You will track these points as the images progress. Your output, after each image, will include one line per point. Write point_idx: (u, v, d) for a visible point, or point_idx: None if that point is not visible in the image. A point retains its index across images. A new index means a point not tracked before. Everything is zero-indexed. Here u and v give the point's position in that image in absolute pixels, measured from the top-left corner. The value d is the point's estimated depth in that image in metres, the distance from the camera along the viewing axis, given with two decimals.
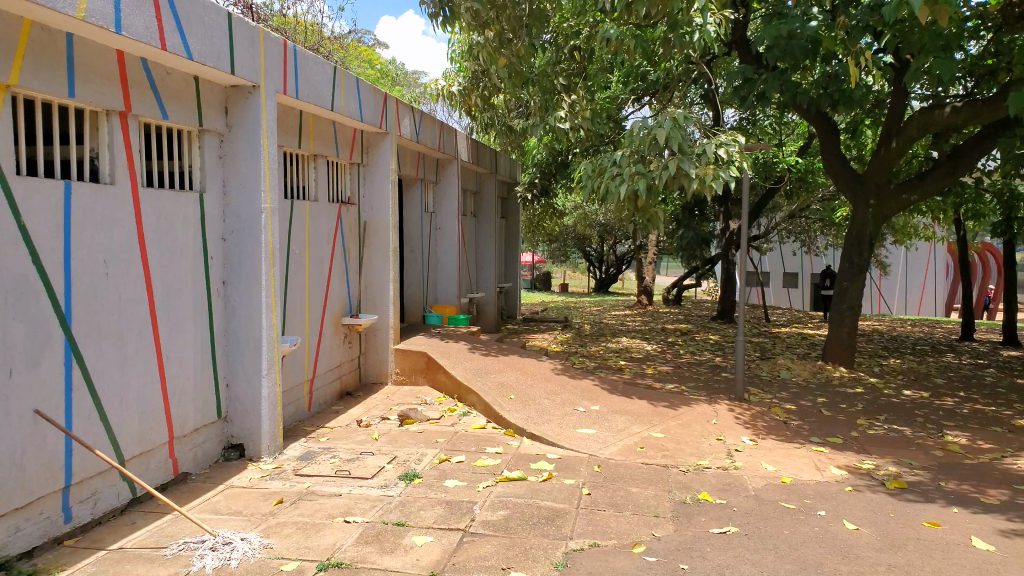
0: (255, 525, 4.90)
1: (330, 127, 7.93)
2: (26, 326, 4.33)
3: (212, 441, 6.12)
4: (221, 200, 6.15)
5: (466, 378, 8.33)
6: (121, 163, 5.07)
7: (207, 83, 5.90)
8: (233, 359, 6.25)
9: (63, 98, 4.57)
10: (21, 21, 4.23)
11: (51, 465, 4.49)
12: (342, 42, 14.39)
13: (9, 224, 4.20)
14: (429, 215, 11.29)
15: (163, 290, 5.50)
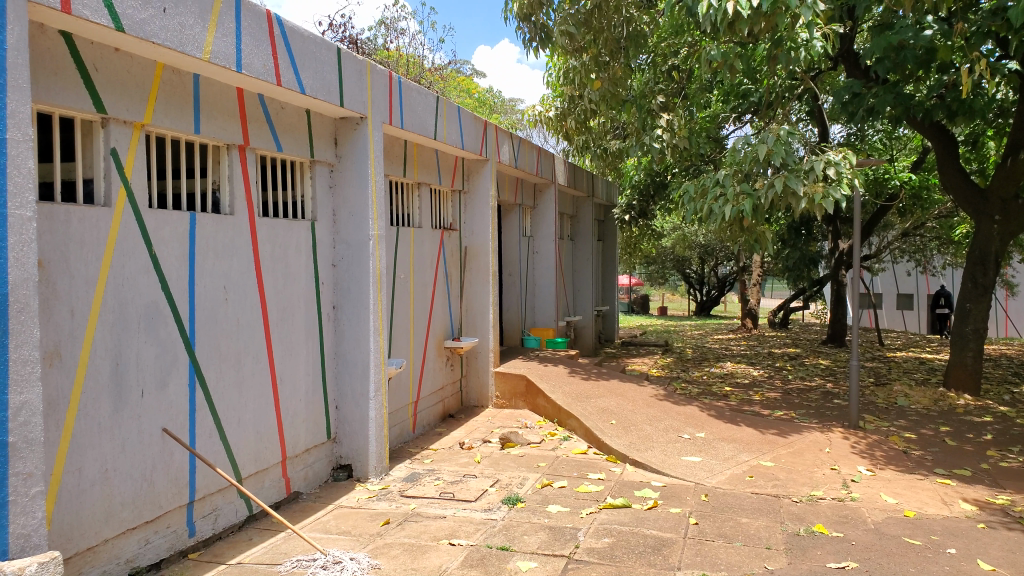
0: (363, 545, 4.99)
1: (432, 156, 8.14)
2: (157, 349, 4.60)
3: (322, 461, 6.31)
4: (331, 228, 6.39)
5: (566, 402, 8.26)
6: (241, 194, 5.34)
7: (318, 116, 6.17)
8: (342, 381, 6.44)
9: (189, 135, 4.87)
10: (153, 65, 4.56)
11: (177, 481, 4.74)
12: (441, 73, 14.90)
13: (143, 254, 4.51)
14: (527, 240, 11.36)
15: (277, 314, 5.73)
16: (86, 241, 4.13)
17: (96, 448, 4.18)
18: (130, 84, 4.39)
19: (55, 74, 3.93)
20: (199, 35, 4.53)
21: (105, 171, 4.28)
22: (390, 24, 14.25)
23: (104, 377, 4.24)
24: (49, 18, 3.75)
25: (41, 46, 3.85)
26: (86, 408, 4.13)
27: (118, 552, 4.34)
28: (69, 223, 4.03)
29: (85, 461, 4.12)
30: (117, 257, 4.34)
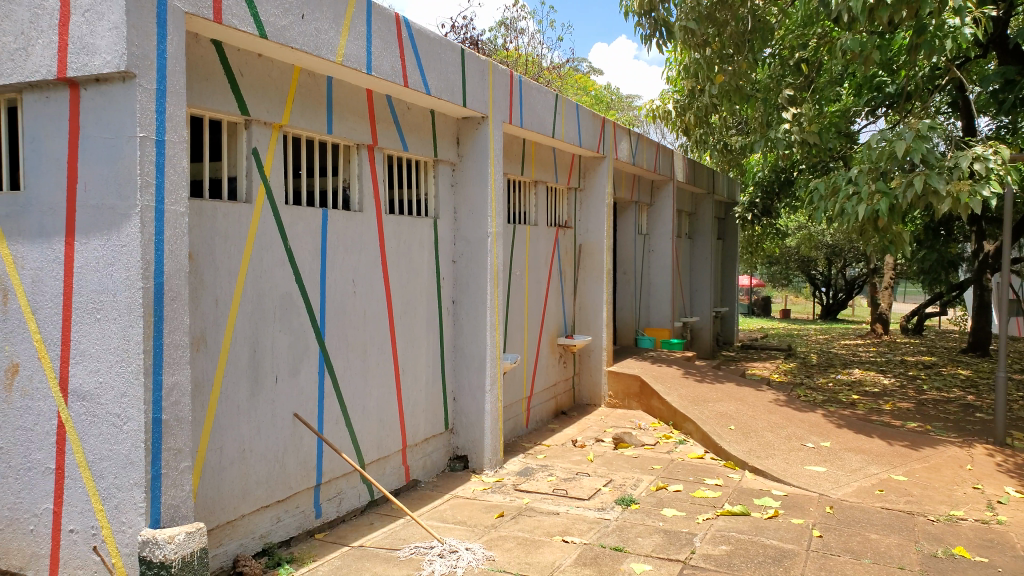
0: (478, 536, 5.08)
1: (550, 154, 8.18)
2: (290, 338, 4.86)
3: (440, 451, 6.47)
4: (451, 225, 6.53)
5: (683, 405, 8.08)
6: (369, 192, 5.56)
7: (442, 117, 6.34)
8: (460, 374, 6.58)
9: (323, 135, 5.11)
10: (291, 69, 4.81)
11: (306, 464, 5.00)
12: (560, 71, 15.00)
13: (279, 248, 4.78)
14: (643, 238, 11.22)
15: (400, 308, 5.93)
16: (229, 235, 4.42)
17: (235, 429, 4.47)
18: (271, 87, 4.66)
19: (206, 79, 4.23)
20: (333, 39, 4.74)
21: (247, 169, 4.56)
22: (509, 25, 14.44)
23: (243, 362, 4.53)
24: (202, 28, 4.04)
25: (195, 54, 4.15)
26: (227, 391, 4.42)
27: (253, 528, 4.61)
28: (215, 219, 4.33)
29: (226, 440, 4.41)
30: (256, 250, 4.62)
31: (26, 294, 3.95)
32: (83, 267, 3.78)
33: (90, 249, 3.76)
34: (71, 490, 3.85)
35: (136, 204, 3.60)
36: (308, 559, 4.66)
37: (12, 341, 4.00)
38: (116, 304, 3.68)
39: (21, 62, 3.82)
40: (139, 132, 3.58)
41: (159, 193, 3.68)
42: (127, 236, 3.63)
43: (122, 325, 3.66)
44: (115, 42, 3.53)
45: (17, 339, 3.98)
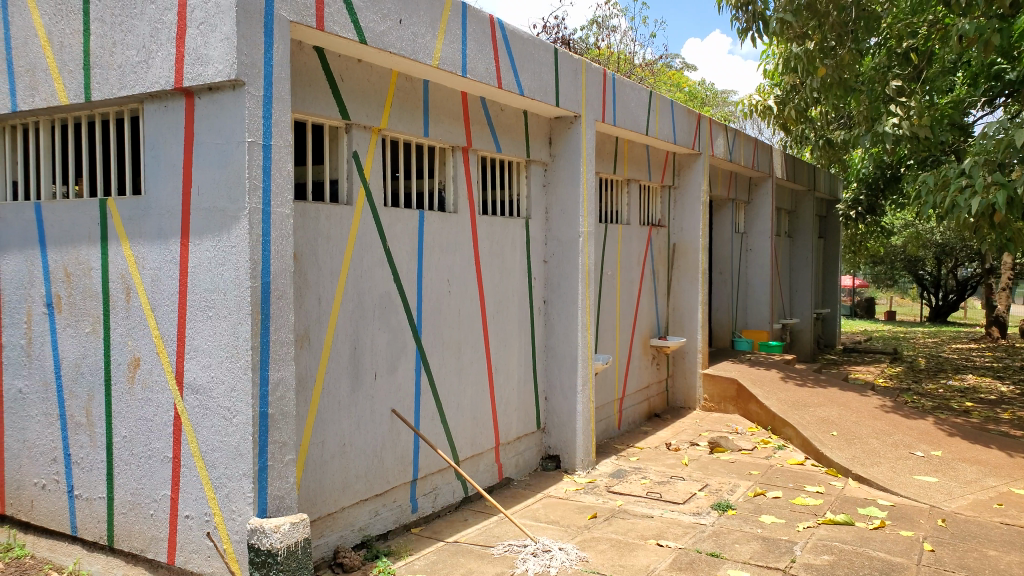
0: (571, 536, 5.07)
1: (643, 152, 8.08)
2: (388, 335, 4.99)
3: (532, 450, 6.50)
4: (543, 225, 6.55)
5: (782, 409, 7.82)
6: (463, 193, 5.63)
7: (535, 117, 6.36)
8: (552, 374, 6.58)
9: (419, 137, 5.20)
10: (389, 74, 4.93)
11: (403, 459, 5.11)
12: (653, 68, 14.82)
13: (378, 248, 4.90)
14: (740, 236, 10.94)
15: (493, 307, 5.98)
16: (331, 236, 4.57)
17: (336, 423, 4.61)
18: (370, 92, 4.79)
19: (310, 85, 4.38)
20: (429, 43, 4.82)
21: (348, 171, 4.71)
22: (602, 23, 14.35)
23: (343, 359, 4.66)
24: (307, 36, 4.19)
25: (299, 61, 4.31)
26: (329, 387, 4.56)
27: (352, 521, 4.74)
28: (319, 220, 4.48)
29: (327, 435, 4.55)
30: (356, 251, 4.75)
31: (146, 291, 4.19)
32: (197, 266, 3.98)
33: (204, 250, 3.95)
34: (186, 479, 4.06)
35: (245, 206, 3.77)
36: (405, 553, 4.76)
37: (134, 337, 4.25)
38: (227, 302, 3.86)
39: (142, 74, 4.05)
40: (248, 137, 3.75)
41: (266, 196, 3.83)
42: (237, 237, 3.80)
43: (233, 323, 3.84)
44: (226, 52, 3.70)
45: (138, 335, 4.23)
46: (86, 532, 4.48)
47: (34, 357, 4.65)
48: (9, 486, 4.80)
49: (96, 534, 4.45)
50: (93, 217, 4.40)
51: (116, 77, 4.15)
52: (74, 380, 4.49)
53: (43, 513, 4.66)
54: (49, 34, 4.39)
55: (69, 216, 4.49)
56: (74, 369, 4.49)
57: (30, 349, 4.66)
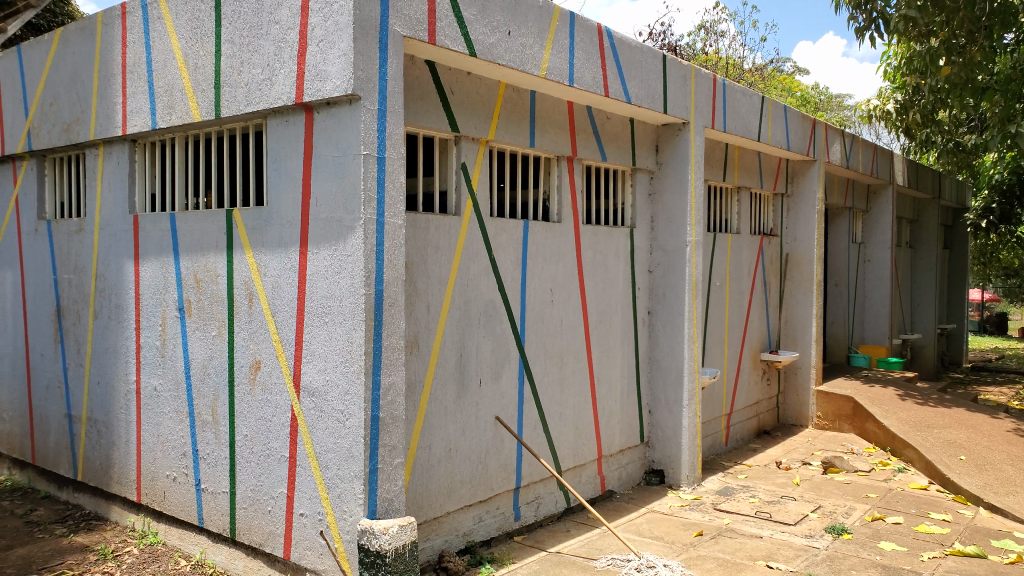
0: (676, 553, 4.96)
1: (755, 159, 7.85)
2: (493, 343, 5.05)
3: (635, 463, 6.41)
4: (648, 234, 6.46)
5: (903, 430, 7.40)
6: (568, 203, 5.63)
7: (641, 125, 6.30)
8: (656, 386, 6.47)
9: (526, 148, 5.25)
10: (497, 85, 5.00)
11: (506, 467, 5.14)
12: (763, 72, 14.41)
13: (484, 258, 4.97)
14: (857, 246, 10.47)
15: (596, 316, 5.94)
16: (440, 245, 4.67)
17: (442, 428, 4.69)
18: (479, 103, 4.87)
19: (422, 99, 4.50)
20: (537, 53, 4.86)
21: (456, 183, 4.81)
22: (710, 28, 14.08)
23: (450, 366, 4.75)
24: (420, 50, 4.30)
25: (412, 75, 4.43)
26: (436, 392, 4.65)
27: (457, 526, 4.81)
28: (428, 230, 4.58)
29: (434, 440, 4.64)
30: (464, 260, 4.84)
31: (267, 298, 4.41)
32: (315, 274, 4.15)
33: (321, 258, 4.12)
34: (301, 478, 4.23)
35: (361, 217, 3.90)
36: (508, 561, 4.78)
37: (255, 341, 4.48)
38: (343, 309, 4.00)
39: (266, 91, 4.27)
40: (364, 149, 3.89)
41: (380, 207, 3.96)
42: (353, 246, 3.95)
43: (348, 329, 3.98)
44: (344, 68, 3.86)
45: (259, 339, 4.45)
46: (211, 523, 4.74)
47: (167, 357, 4.98)
48: (144, 477, 5.14)
49: (220, 527, 4.70)
50: (220, 226, 4.67)
51: (244, 95, 4.39)
52: (201, 380, 4.77)
53: (173, 504, 4.97)
54: (186, 56, 4.70)
55: (200, 226, 4.78)
56: (202, 370, 4.77)
57: (164, 350, 4.99)
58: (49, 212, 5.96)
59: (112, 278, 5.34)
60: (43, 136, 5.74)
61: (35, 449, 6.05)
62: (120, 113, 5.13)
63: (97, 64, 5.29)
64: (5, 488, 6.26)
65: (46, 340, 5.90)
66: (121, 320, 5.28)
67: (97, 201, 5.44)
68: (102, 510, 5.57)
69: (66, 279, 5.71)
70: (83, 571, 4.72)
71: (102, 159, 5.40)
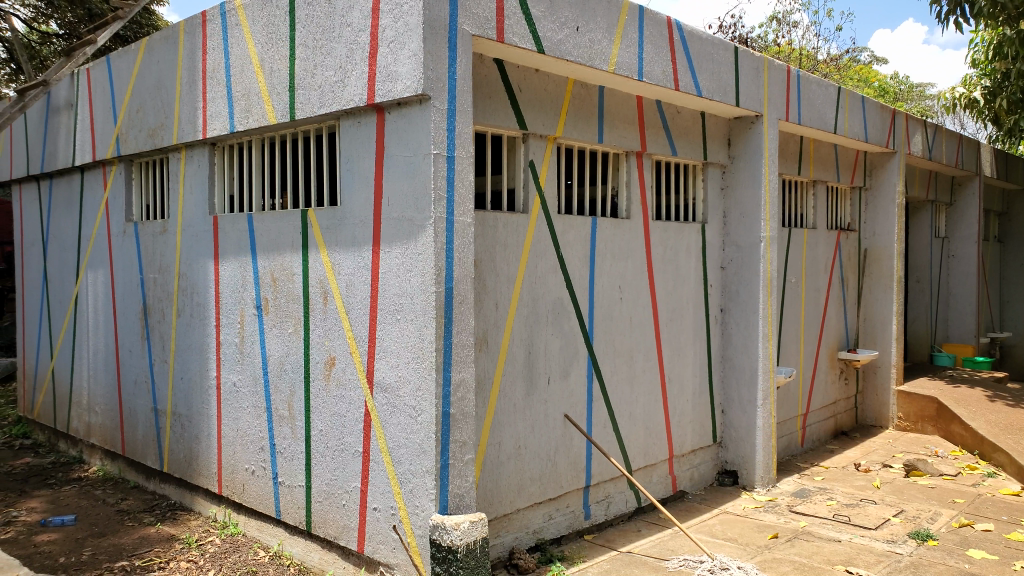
0: (751, 556, 4.84)
1: (831, 152, 7.61)
2: (561, 341, 5.03)
3: (707, 464, 6.29)
4: (720, 229, 6.34)
5: (993, 433, 7.10)
6: (637, 198, 5.56)
7: (712, 118, 6.18)
8: (729, 386, 6.34)
9: (594, 144, 5.21)
10: (565, 81, 4.98)
11: (576, 465, 5.12)
12: (839, 62, 13.97)
13: (552, 255, 4.96)
14: (940, 241, 10.06)
15: (667, 314, 5.86)
16: (509, 243, 4.67)
17: (512, 426, 4.70)
18: (547, 100, 4.85)
19: (490, 97, 4.51)
20: (606, 48, 4.81)
21: (524, 180, 4.81)
22: (782, 19, 13.72)
23: (519, 363, 4.75)
24: (488, 48, 4.31)
25: (481, 74, 4.44)
26: (506, 389, 4.66)
27: (527, 523, 4.81)
28: (497, 228, 4.60)
29: (504, 436, 4.65)
30: (532, 257, 4.83)
31: (341, 295, 4.49)
32: (387, 272, 4.21)
33: (393, 257, 4.18)
34: (375, 473, 4.30)
35: (431, 216, 3.94)
36: (579, 559, 4.76)
37: (330, 338, 4.58)
38: (414, 306, 4.05)
39: (339, 93, 4.35)
40: (434, 149, 3.92)
41: (450, 206, 3.99)
42: (424, 244, 3.99)
43: (419, 326, 4.02)
44: (415, 68, 3.90)
45: (334, 336, 4.54)
46: (287, 516, 4.86)
47: (246, 354, 5.13)
48: (225, 470, 5.32)
49: (297, 519, 4.81)
50: (296, 226, 4.78)
51: (317, 97, 4.49)
52: (278, 376, 4.90)
53: (252, 497, 5.12)
54: (262, 60, 4.84)
55: (276, 226, 4.91)
56: (279, 366, 4.90)
57: (243, 346, 5.15)
58: (135, 214, 6.23)
59: (194, 278, 5.54)
60: (130, 142, 6.00)
61: (124, 441, 6.34)
62: (201, 118, 5.31)
63: (179, 71, 5.49)
64: (97, 478, 6.58)
65: (133, 337, 6.17)
66: (203, 317, 5.47)
67: (180, 203, 5.66)
68: (187, 501, 5.79)
69: (151, 279, 5.96)
70: (169, 559, 4.91)
71: (184, 163, 5.61)
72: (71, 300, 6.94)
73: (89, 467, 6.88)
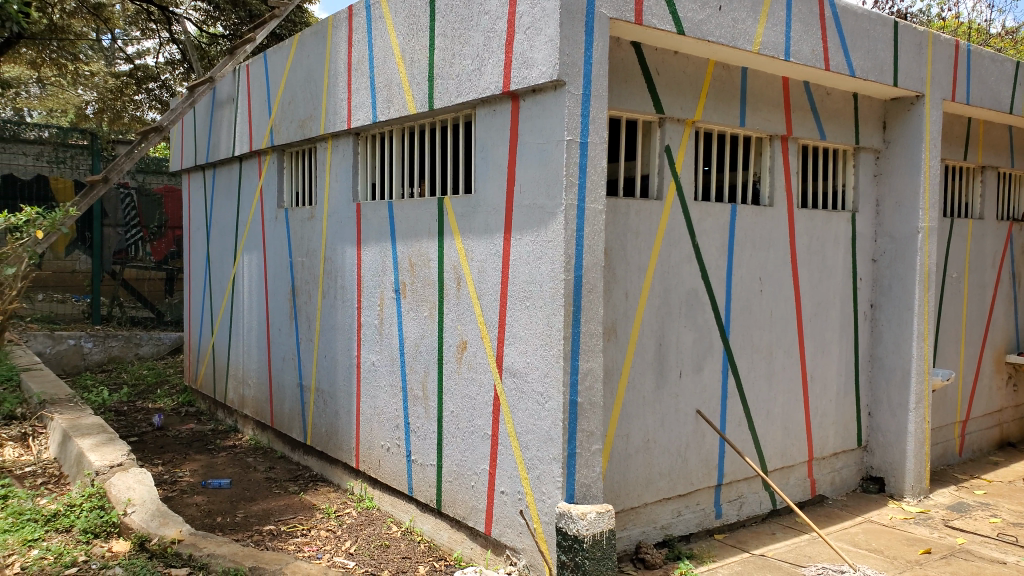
0: (899, 570, 4.50)
1: (1004, 134, 6.92)
2: (695, 334, 4.88)
3: (850, 469, 5.92)
4: (873, 219, 5.91)
5: None
6: (781, 185, 5.29)
7: (866, 100, 5.77)
8: (877, 387, 5.92)
9: (735, 128, 4.99)
10: (706, 63, 4.80)
11: (708, 462, 4.96)
12: (1015, 36, 12.67)
13: (687, 244, 4.81)
14: None
15: (811, 309, 5.54)
16: (640, 231, 4.57)
17: (641, 418, 4.61)
18: (686, 83, 4.69)
19: (627, 81, 4.41)
20: (750, 28, 4.59)
21: (659, 166, 4.68)
22: None
23: (649, 355, 4.65)
24: (625, 31, 4.22)
25: (617, 57, 4.36)
26: (635, 381, 4.58)
27: (655, 518, 4.72)
28: (629, 215, 4.51)
29: (632, 428, 4.57)
30: (666, 246, 4.71)
31: (473, 282, 4.57)
32: (517, 259, 4.24)
33: (524, 244, 4.19)
34: (503, 457, 4.35)
35: (563, 203, 3.92)
36: (708, 559, 4.62)
37: (462, 322, 4.68)
38: (543, 293, 4.05)
39: (475, 81, 4.41)
40: (567, 135, 3.88)
41: (582, 192, 3.94)
42: (555, 231, 3.97)
43: (548, 313, 4.02)
44: (551, 54, 3.87)
45: (466, 321, 4.63)
46: (419, 494, 5.03)
47: (384, 335, 5.34)
48: (363, 446, 5.57)
49: (427, 497, 4.96)
50: (433, 213, 4.90)
51: (454, 86, 4.58)
52: (414, 357, 5.07)
53: (387, 473, 5.33)
54: (403, 51, 4.99)
55: (415, 213, 5.05)
56: (414, 348, 5.06)
57: (381, 328, 5.36)
58: (286, 201, 6.63)
59: (338, 261, 5.83)
60: (283, 133, 6.38)
61: (273, 413, 6.78)
62: (346, 108, 5.56)
63: (327, 64, 5.77)
64: (249, 447, 7.08)
65: (283, 316, 6.57)
66: (345, 300, 5.74)
67: (326, 190, 5.96)
68: (327, 473, 6.12)
69: (300, 262, 6.32)
70: (311, 526, 5.22)
71: (330, 152, 5.89)
72: (229, 281, 7.51)
73: (242, 436, 7.43)
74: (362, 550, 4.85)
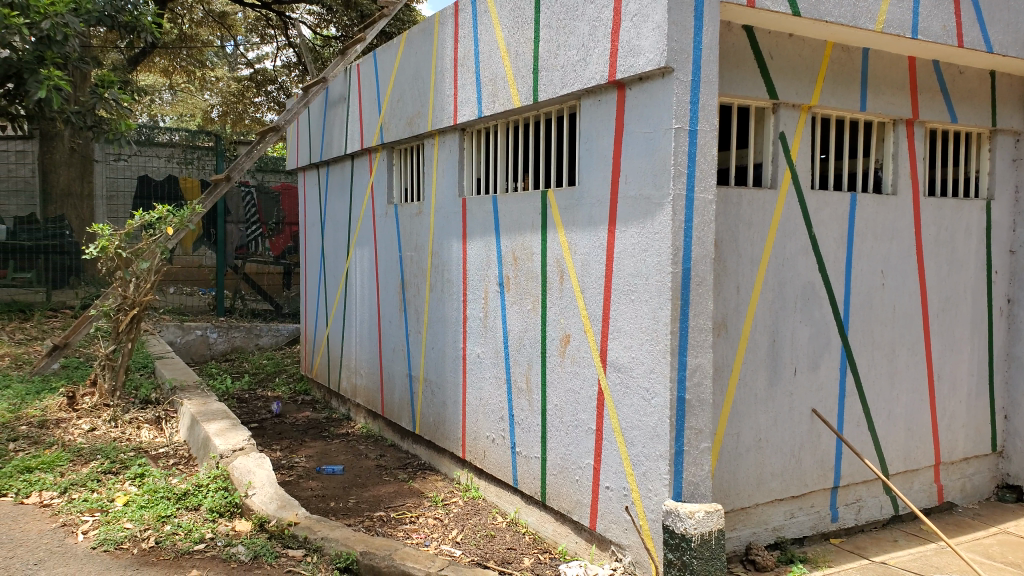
0: None
1: None
2: (811, 329, 4.66)
3: (983, 475, 5.51)
4: (1011, 207, 5.47)
5: None
6: (906, 171, 4.97)
7: (1004, 77, 5.34)
8: (1015, 388, 5.48)
9: (855, 112, 4.73)
10: (824, 45, 4.56)
11: (824, 463, 4.74)
12: None
13: (802, 235, 4.60)
14: None
15: (938, 304, 5.19)
16: (753, 222, 4.41)
17: (752, 417, 4.46)
18: (802, 66, 4.48)
19: (738, 66, 4.25)
20: (873, 5, 4.33)
21: (773, 154, 4.49)
22: None
23: (761, 351, 4.48)
24: (738, 15, 4.07)
25: (728, 42, 4.21)
26: (747, 378, 4.43)
27: (766, 519, 4.55)
28: (741, 206, 4.35)
29: (742, 427, 4.42)
30: (780, 238, 4.52)
31: (577, 275, 4.55)
32: (622, 252, 4.17)
33: (630, 236, 4.13)
34: (608, 452, 4.31)
35: (670, 193, 3.82)
36: (824, 563, 4.41)
37: (565, 316, 4.66)
38: (649, 286, 3.98)
39: (580, 72, 4.38)
40: (675, 124, 3.79)
41: (690, 182, 3.83)
42: (662, 223, 3.89)
43: (654, 307, 3.94)
44: (658, 41, 3.79)
45: (570, 315, 4.62)
46: (524, 485, 5.06)
47: (489, 327, 5.40)
48: (468, 437, 5.66)
49: (532, 490, 4.98)
50: (536, 207, 4.90)
51: (559, 78, 4.56)
52: (518, 350, 5.09)
53: (492, 464, 5.39)
54: (508, 45, 5.01)
55: (518, 207, 5.07)
56: (518, 341, 5.09)
57: (486, 320, 5.42)
58: (395, 197, 6.81)
59: (445, 256, 5.93)
60: (392, 130, 6.55)
61: (383, 402, 6.99)
62: (452, 105, 5.64)
63: (433, 61, 5.88)
64: (361, 435, 7.34)
65: (393, 309, 6.76)
66: (452, 293, 5.84)
67: (433, 186, 6.07)
68: (434, 462, 6.26)
69: (409, 256, 6.48)
70: (419, 513, 5.35)
71: (437, 149, 6.00)
72: (342, 275, 7.79)
73: (354, 424, 7.70)
74: (468, 539, 4.92)
